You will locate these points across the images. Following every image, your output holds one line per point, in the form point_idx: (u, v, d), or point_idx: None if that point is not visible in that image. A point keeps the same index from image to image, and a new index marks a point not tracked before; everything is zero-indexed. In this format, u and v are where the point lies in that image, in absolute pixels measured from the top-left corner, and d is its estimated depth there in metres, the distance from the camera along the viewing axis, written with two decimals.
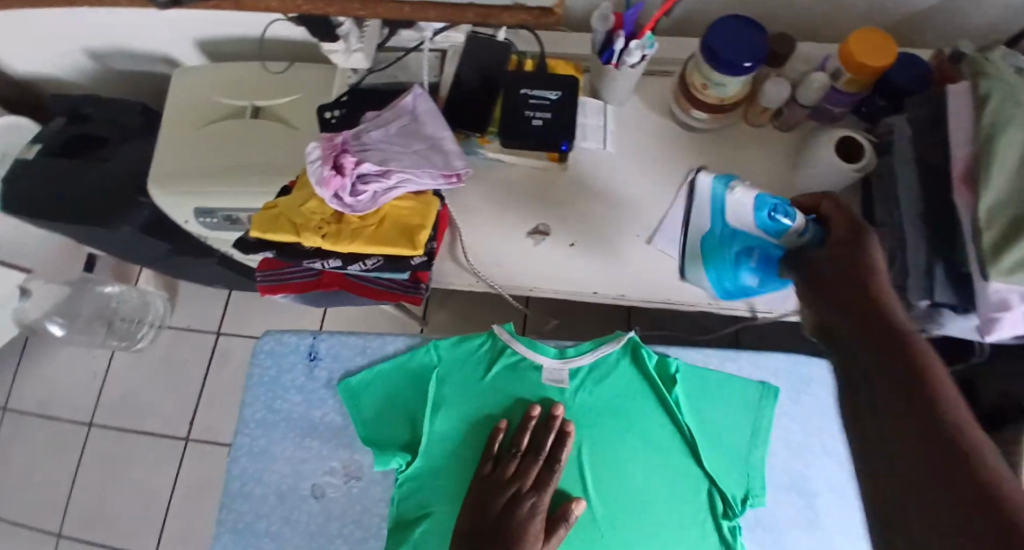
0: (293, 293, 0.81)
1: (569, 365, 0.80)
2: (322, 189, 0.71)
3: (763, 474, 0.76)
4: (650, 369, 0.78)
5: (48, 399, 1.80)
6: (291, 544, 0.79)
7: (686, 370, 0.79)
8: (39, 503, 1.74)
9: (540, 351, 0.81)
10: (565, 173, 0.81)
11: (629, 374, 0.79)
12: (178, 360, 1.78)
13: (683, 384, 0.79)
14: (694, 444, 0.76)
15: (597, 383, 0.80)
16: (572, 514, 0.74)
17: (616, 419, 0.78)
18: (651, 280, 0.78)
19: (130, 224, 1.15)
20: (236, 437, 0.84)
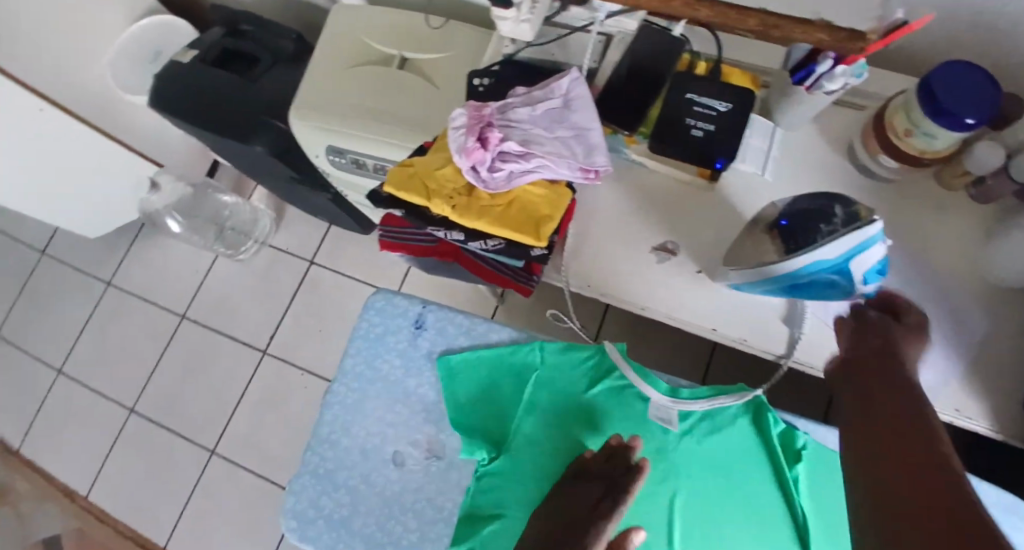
0: (409, 254, 0.80)
1: (680, 406, 0.74)
2: (461, 158, 0.69)
3: None
4: (772, 436, 0.71)
5: (154, 284, 1.95)
6: (366, 503, 0.83)
7: (814, 449, 0.72)
8: (127, 375, 1.90)
9: (652, 384, 0.75)
10: (713, 194, 0.75)
11: (744, 431, 0.72)
12: (271, 278, 1.87)
13: (805, 463, 0.71)
14: (804, 531, 0.69)
15: (708, 433, 0.73)
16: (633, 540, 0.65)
17: (721, 479, 0.72)
18: (780, 333, 0.70)
19: (262, 145, 1.19)
20: (334, 384, 0.87)
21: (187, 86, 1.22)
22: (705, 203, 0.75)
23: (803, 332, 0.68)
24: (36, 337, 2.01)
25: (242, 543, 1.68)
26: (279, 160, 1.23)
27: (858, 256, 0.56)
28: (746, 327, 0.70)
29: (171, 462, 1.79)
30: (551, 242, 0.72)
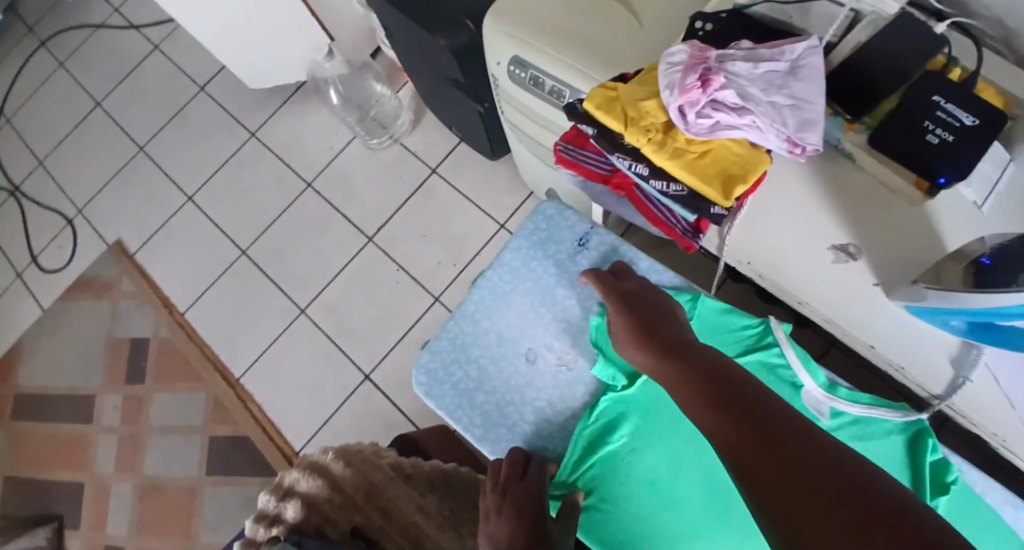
0: (579, 175, 0.81)
1: (833, 401, 0.78)
2: (673, 95, 0.67)
3: None
4: (925, 463, 0.73)
5: (292, 147, 2.08)
6: (489, 384, 0.89)
7: (964, 486, 0.73)
8: (247, 220, 2.06)
9: (811, 374, 0.79)
10: (917, 211, 0.69)
11: (896, 449, 0.75)
12: (395, 173, 1.95)
13: (953, 494, 0.73)
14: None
15: (856, 436, 0.76)
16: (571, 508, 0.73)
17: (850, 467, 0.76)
18: (943, 371, 0.66)
19: (445, 41, 1.21)
20: (488, 271, 0.94)
21: None
22: (908, 215, 0.69)
23: (968, 379, 0.64)
24: (178, 162, 2.20)
25: (303, 399, 1.82)
26: (455, 61, 1.26)
27: None
28: (907, 352, 0.67)
29: (263, 309, 1.95)
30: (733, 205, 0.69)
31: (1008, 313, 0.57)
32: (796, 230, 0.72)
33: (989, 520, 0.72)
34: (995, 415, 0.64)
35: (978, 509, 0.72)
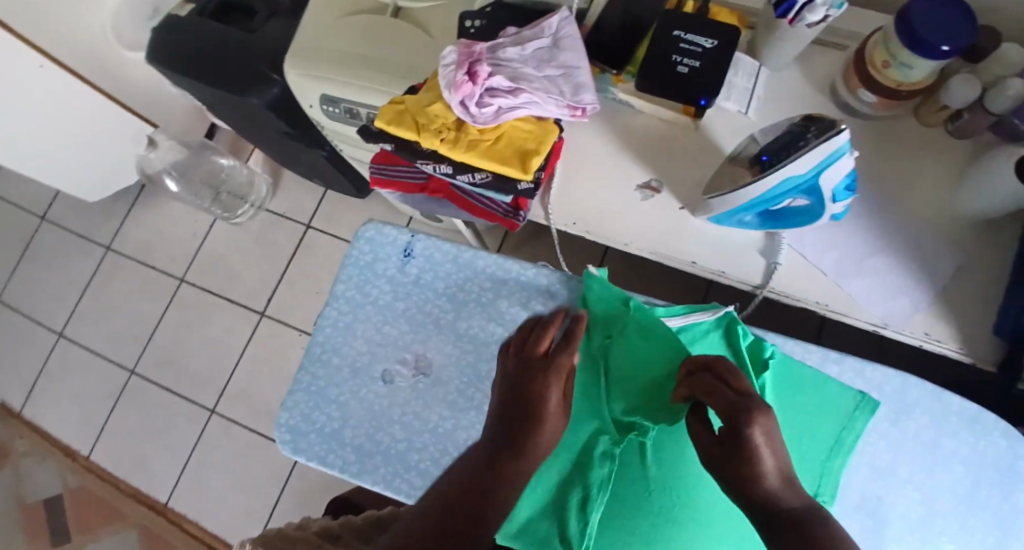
0: (398, 191, 0.83)
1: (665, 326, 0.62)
2: (450, 93, 0.69)
3: (838, 480, 0.59)
4: (741, 349, 0.60)
5: (152, 246, 1.94)
6: (354, 421, 0.66)
7: (782, 358, 0.60)
8: (126, 335, 1.89)
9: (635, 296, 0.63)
10: (696, 132, 0.77)
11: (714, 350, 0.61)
12: (269, 240, 1.85)
13: (772, 374, 0.59)
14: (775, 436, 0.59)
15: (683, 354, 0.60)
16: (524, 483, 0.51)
17: None
18: (757, 264, 0.73)
19: (259, 99, 1.17)
20: (324, 305, 0.69)
21: (185, 40, 1.19)
22: (689, 141, 0.77)
23: (778, 263, 0.71)
24: (38, 299, 2.00)
25: (241, 499, 1.70)
26: (277, 115, 1.21)
27: (831, 165, 0.57)
28: (724, 259, 0.74)
29: (170, 424, 1.79)
30: (539, 176, 0.74)
31: (772, 199, 0.62)
32: (607, 178, 0.78)
33: (816, 384, 0.60)
34: (808, 286, 0.71)
35: (805, 384, 0.60)
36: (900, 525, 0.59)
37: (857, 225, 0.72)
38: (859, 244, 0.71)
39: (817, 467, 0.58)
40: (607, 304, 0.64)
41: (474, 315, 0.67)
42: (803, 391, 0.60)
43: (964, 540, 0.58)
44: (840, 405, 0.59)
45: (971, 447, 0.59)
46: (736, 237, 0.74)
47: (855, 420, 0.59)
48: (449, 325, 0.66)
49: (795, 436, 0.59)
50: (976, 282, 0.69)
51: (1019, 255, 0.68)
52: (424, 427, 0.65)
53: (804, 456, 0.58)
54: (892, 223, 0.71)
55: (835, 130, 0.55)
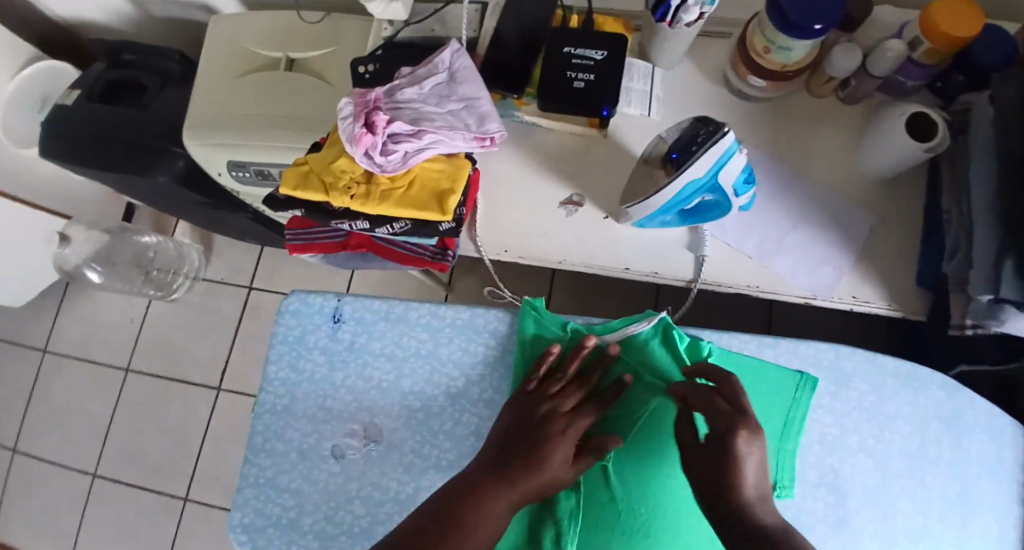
0: (319, 253, 0.80)
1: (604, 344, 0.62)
2: (352, 147, 0.66)
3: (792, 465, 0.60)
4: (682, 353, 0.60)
5: (86, 340, 1.73)
6: (311, 508, 0.61)
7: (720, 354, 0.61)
8: (81, 437, 1.68)
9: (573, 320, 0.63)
10: (605, 141, 0.78)
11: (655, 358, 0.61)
12: (212, 310, 1.69)
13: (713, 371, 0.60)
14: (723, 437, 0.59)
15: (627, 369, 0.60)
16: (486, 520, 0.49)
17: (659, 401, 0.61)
18: (686, 259, 0.74)
19: (164, 174, 1.11)
20: (259, 391, 0.64)
21: (75, 129, 1.12)
22: (600, 151, 0.78)
23: (705, 254, 0.72)
24: None
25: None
26: (187, 188, 1.16)
27: (725, 164, 0.58)
28: (654, 261, 0.75)
29: (143, 522, 1.61)
30: (459, 213, 0.72)
31: (685, 199, 0.62)
32: (527, 200, 0.78)
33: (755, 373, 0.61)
34: (738, 273, 0.73)
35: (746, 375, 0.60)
36: (860, 493, 0.60)
37: (769, 206, 0.74)
38: (777, 222, 0.73)
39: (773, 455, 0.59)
40: (544, 331, 0.62)
41: (414, 370, 0.63)
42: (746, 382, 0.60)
43: (922, 497, 0.60)
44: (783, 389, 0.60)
45: (914, 406, 0.61)
46: (661, 240, 0.75)
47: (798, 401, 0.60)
48: (392, 386, 0.63)
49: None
50: (893, 239, 0.71)
51: (928, 207, 0.71)
52: (385, 496, 0.60)
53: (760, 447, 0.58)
54: (805, 194, 0.74)
55: (719, 133, 0.57)
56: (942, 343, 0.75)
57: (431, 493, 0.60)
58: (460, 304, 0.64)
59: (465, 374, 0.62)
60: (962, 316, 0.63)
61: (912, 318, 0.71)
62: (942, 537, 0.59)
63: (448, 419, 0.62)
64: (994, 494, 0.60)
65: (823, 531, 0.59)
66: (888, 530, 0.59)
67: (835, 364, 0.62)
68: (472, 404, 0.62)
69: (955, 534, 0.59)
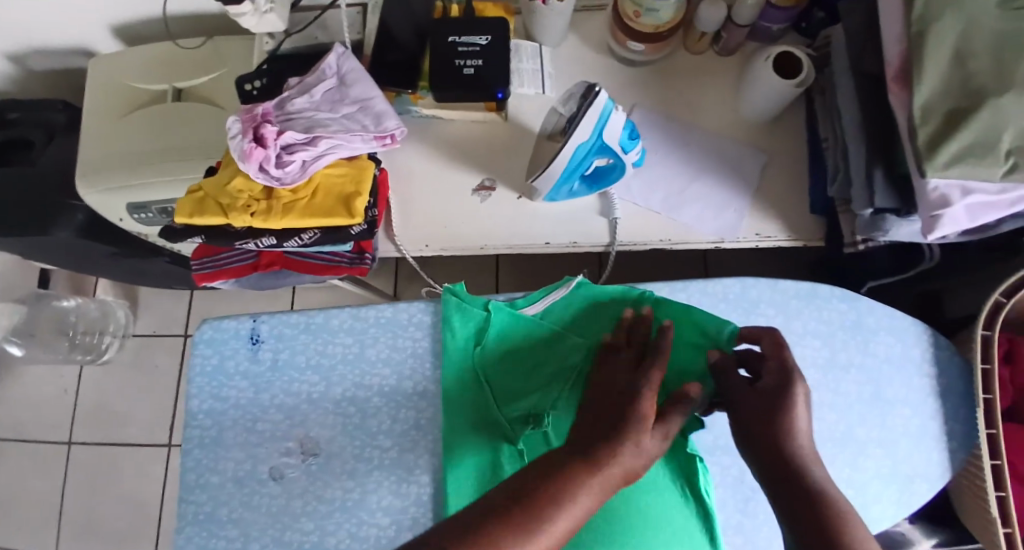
0: (231, 279, 0.78)
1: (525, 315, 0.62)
2: (245, 163, 0.65)
3: None
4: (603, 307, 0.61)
5: (23, 420, 1.58)
6: (256, 534, 0.59)
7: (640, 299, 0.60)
8: (27, 526, 1.53)
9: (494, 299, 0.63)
10: (507, 124, 0.79)
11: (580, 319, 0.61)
12: (150, 365, 1.58)
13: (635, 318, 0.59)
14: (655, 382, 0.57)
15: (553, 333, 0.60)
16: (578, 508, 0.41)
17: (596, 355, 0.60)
18: (600, 224, 0.76)
19: (65, 229, 1.04)
20: (184, 428, 0.62)
21: None
22: (501, 134, 0.79)
23: (616, 217, 0.74)
24: None
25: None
26: (95, 242, 1.09)
27: (607, 123, 0.60)
28: (570, 230, 0.76)
29: None
30: (369, 214, 0.72)
31: (580, 165, 0.64)
32: (437, 192, 0.78)
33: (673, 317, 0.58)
34: (648, 229, 0.75)
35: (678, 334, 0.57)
36: None
37: (667, 163, 0.76)
38: (675, 176, 0.76)
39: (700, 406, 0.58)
40: (467, 315, 0.62)
41: (342, 377, 0.62)
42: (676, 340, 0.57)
43: (842, 403, 0.60)
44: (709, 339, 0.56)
45: (818, 319, 0.62)
46: (572, 211, 0.76)
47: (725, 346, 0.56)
48: (321, 396, 0.62)
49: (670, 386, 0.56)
50: (785, 172, 0.75)
51: (810, 138, 0.75)
52: (332, 507, 0.59)
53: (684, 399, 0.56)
54: (698, 145, 0.77)
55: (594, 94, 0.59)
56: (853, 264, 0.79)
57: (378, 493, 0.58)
58: (382, 302, 0.65)
59: (394, 370, 0.62)
60: (852, 233, 0.68)
61: (813, 246, 0.75)
62: (867, 439, 0.60)
63: (385, 418, 0.61)
64: (907, 389, 0.62)
65: None
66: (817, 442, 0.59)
67: (742, 293, 0.63)
68: (405, 399, 0.61)
69: (879, 432, 0.60)
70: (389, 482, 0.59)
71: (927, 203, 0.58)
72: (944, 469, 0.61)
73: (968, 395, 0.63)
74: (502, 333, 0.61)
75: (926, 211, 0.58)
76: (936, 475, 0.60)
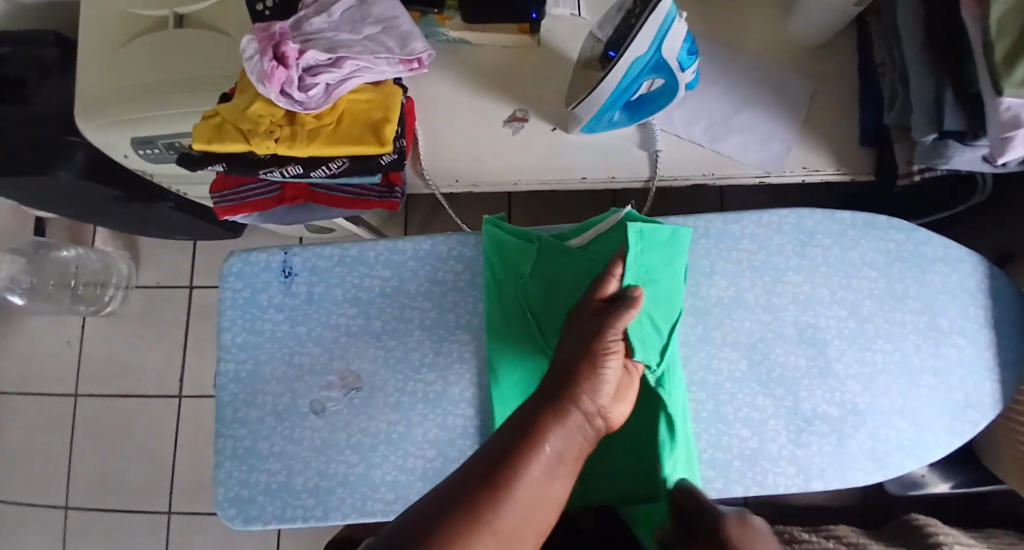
0: (254, 214, 0.76)
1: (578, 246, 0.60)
2: (265, 86, 0.60)
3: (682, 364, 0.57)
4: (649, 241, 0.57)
5: (28, 373, 1.54)
6: (300, 465, 0.58)
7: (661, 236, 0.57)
8: (40, 477, 1.50)
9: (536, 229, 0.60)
10: (539, 49, 0.75)
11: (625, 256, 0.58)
12: (156, 317, 1.52)
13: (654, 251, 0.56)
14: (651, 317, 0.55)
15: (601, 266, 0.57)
16: (551, 471, 0.39)
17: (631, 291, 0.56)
18: (640, 157, 0.72)
19: (67, 169, 0.99)
20: (218, 362, 0.61)
21: None
22: (535, 60, 0.75)
23: (658, 149, 0.71)
24: None
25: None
26: (96, 182, 1.04)
27: (666, 35, 0.55)
28: (609, 163, 0.72)
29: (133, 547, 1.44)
30: (398, 143, 0.68)
31: (628, 87, 0.60)
32: (467, 122, 0.74)
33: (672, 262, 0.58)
34: (692, 163, 0.72)
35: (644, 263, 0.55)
36: (840, 339, 0.61)
37: (713, 93, 0.72)
38: (721, 104, 0.72)
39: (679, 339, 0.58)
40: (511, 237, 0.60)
41: (381, 309, 0.61)
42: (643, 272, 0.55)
43: (898, 335, 0.61)
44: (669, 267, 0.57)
45: (876, 249, 0.62)
46: (612, 142, 0.72)
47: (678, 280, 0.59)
48: (361, 328, 0.61)
49: (642, 324, 0.54)
50: (836, 99, 0.71)
51: (862, 65, 0.71)
52: (376, 439, 0.58)
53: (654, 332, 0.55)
54: (742, 72, 0.72)
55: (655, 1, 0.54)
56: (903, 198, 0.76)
57: (422, 426, 0.58)
58: (418, 235, 0.63)
59: (435, 303, 0.61)
60: (908, 163, 0.65)
61: (862, 179, 0.72)
62: (921, 368, 0.61)
63: (428, 351, 0.60)
64: (961, 320, 0.62)
65: (809, 384, 0.60)
66: (870, 371, 0.60)
67: (798, 224, 0.63)
68: (449, 332, 0.60)
69: (933, 362, 0.61)
70: (434, 415, 0.58)
71: (997, 124, 0.54)
72: (995, 398, 0.60)
73: (1020, 324, 0.62)
74: (549, 264, 0.58)
75: (996, 132, 0.55)
76: (987, 403, 0.60)
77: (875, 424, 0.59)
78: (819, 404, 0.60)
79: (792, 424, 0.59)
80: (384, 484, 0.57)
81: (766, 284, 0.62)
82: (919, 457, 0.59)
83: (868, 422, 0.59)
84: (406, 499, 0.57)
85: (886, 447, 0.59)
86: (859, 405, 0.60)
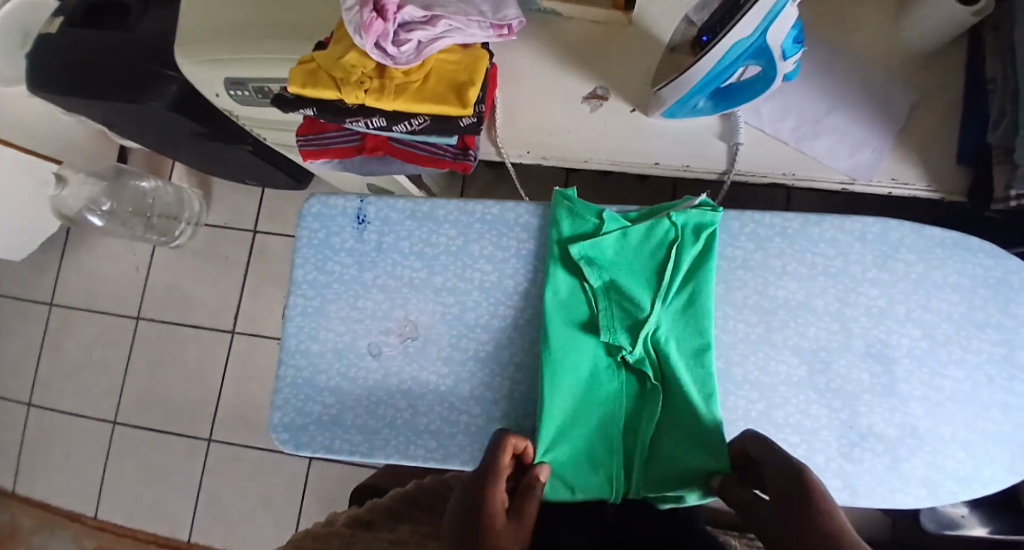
0: (335, 160, 0.79)
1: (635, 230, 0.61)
2: (361, 37, 0.61)
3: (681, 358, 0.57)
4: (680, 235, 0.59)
5: (99, 291, 1.64)
6: (353, 403, 0.61)
7: (682, 234, 0.59)
8: (97, 389, 1.60)
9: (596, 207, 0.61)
10: (630, 28, 0.74)
11: (650, 249, 0.59)
12: (219, 255, 1.60)
13: (650, 246, 0.59)
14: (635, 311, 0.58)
15: (633, 254, 0.59)
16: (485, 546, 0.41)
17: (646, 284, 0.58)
18: (719, 149, 0.71)
19: (160, 102, 1.04)
20: (287, 294, 0.64)
21: (62, 60, 1.06)
22: (624, 39, 0.74)
23: (740, 142, 0.69)
24: None
25: (270, 535, 1.46)
26: (184, 117, 1.08)
27: (774, 22, 0.54)
28: (685, 152, 0.71)
29: (173, 467, 1.54)
30: (479, 108, 0.68)
31: (724, 71, 0.59)
32: (548, 94, 0.74)
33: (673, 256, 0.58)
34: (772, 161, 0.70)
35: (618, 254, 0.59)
36: (908, 360, 0.59)
37: (807, 91, 0.70)
38: (812, 104, 0.70)
39: (694, 319, 0.57)
40: (578, 220, 0.60)
41: (446, 266, 0.63)
42: (617, 261, 0.59)
43: (971, 363, 0.59)
44: (641, 262, 0.59)
45: (960, 271, 0.60)
46: (691, 130, 0.71)
47: (678, 268, 0.58)
48: (424, 281, 0.63)
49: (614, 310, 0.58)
50: (937, 112, 0.68)
51: (969, 77, 0.67)
52: (426, 389, 0.61)
53: (632, 314, 0.58)
54: (840, 73, 0.70)
55: None
56: (1002, 225, 0.72)
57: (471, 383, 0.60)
58: (489, 199, 0.64)
59: (498, 266, 0.62)
60: (1006, 187, 0.61)
61: (952, 200, 0.69)
62: (990, 402, 0.58)
63: (485, 312, 0.62)
64: None
65: (869, 399, 0.58)
66: (937, 396, 0.58)
67: (881, 233, 0.61)
68: (506, 297, 0.62)
69: (1004, 397, 0.59)
70: (483, 373, 0.60)
71: None
72: None
73: None
74: (611, 245, 0.59)
75: None
76: None
77: (933, 451, 0.58)
78: (877, 423, 0.58)
79: (845, 438, 0.58)
80: (430, 432, 0.59)
81: (838, 293, 0.60)
82: (972, 490, 0.57)
83: (925, 448, 0.58)
84: (446, 449, 0.59)
85: (940, 477, 0.57)
86: (918, 428, 0.58)
